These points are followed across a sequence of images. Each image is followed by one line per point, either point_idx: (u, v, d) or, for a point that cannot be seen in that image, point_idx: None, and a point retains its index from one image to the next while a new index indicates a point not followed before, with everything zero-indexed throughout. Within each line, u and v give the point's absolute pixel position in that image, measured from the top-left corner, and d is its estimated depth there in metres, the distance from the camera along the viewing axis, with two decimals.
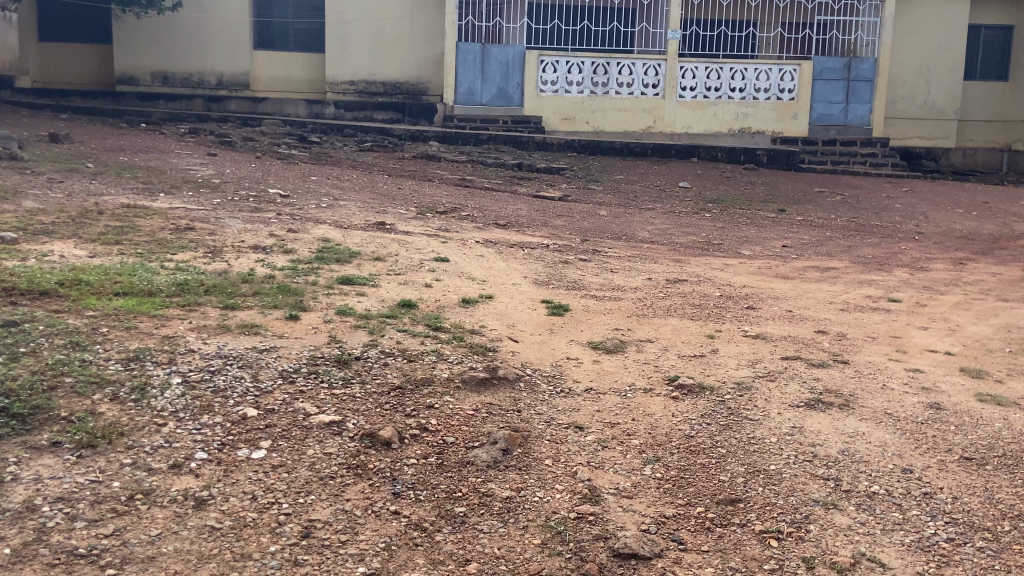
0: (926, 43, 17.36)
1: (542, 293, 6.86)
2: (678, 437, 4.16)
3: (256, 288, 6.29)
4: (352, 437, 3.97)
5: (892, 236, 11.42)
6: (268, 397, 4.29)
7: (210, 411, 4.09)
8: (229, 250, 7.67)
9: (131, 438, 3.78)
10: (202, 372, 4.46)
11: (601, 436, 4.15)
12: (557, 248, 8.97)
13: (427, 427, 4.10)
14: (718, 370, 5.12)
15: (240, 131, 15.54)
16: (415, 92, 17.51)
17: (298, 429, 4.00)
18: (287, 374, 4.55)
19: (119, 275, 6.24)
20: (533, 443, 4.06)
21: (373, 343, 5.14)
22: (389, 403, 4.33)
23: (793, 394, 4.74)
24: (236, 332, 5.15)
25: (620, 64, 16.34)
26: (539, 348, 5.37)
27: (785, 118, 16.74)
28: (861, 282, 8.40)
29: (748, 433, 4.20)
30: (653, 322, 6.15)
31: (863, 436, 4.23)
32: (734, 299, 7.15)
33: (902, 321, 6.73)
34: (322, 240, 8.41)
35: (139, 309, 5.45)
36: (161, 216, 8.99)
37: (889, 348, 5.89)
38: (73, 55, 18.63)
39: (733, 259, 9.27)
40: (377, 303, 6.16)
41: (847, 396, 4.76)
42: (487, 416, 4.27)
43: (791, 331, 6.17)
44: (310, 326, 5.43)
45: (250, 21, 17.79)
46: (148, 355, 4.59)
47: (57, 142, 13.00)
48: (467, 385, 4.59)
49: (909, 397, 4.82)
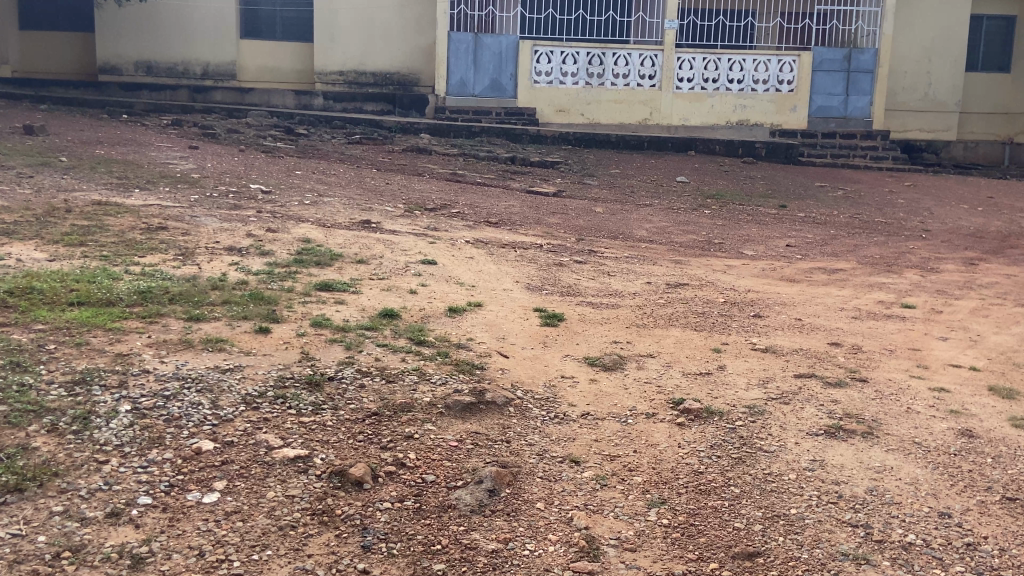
0: (927, 33, 16.91)
1: (534, 300, 6.41)
2: (686, 474, 3.72)
3: (225, 296, 5.81)
4: (319, 475, 3.53)
5: (899, 234, 10.98)
6: (228, 427, 3.83)
7: (160, 445, 3.63)
8: (202, 253, 7.19)
9: (65, 479, 3.32)
10: (155, 398, 3.98)
11: (599, 473, 3.71)
12: (551, 250, 8.51)
13: (405, 463, 3.66)
14: (727, 391, 4.67)
15: (224, 123, 15.04)
16: (406, 83, 16.98)
17: (258, 467, 3.55)
18: (251, 399, 4.08)
19: (76, 282, 5.74)
20: (524, 482, 3.62)
21: (348, 361, 4.68)
22: (363, 434, 3.88)
23: (811, 420, 4.30)
24: (198, 349, 4.68)
25: (616, 55, 15.87)
26: (531, 365, 4.92)
27: (785, 111, 16.28)
28: (871, 286, 7.97)
29: (763, 468, 3.77)
30: (654, 334, 5.70)
31: (892, 471, 3.80)
32: (739, 306, 6.71)
33: (919, 331, 6.30)
34: (302, 241, 7.94)
35: (93, 322, 4.97)
36: (132, 214, 8.49)
37: (909, 363, 5.46)
38: (54, 44, 18.08)
39: (735, 260, 8.82)
40: (356, 313, 5.69)
41: (870, 422, 4.33)
42: (472, 449, 3.83)
43: (804, 344, 5.73)
44: (282, 340, 4.97)
45: (236, 9, 17.23)
46: (97, 377, 4.11)
47: (31, 134, 12.47)
48: (451, 412, 4.14)
49: (937, 422, 4.39)
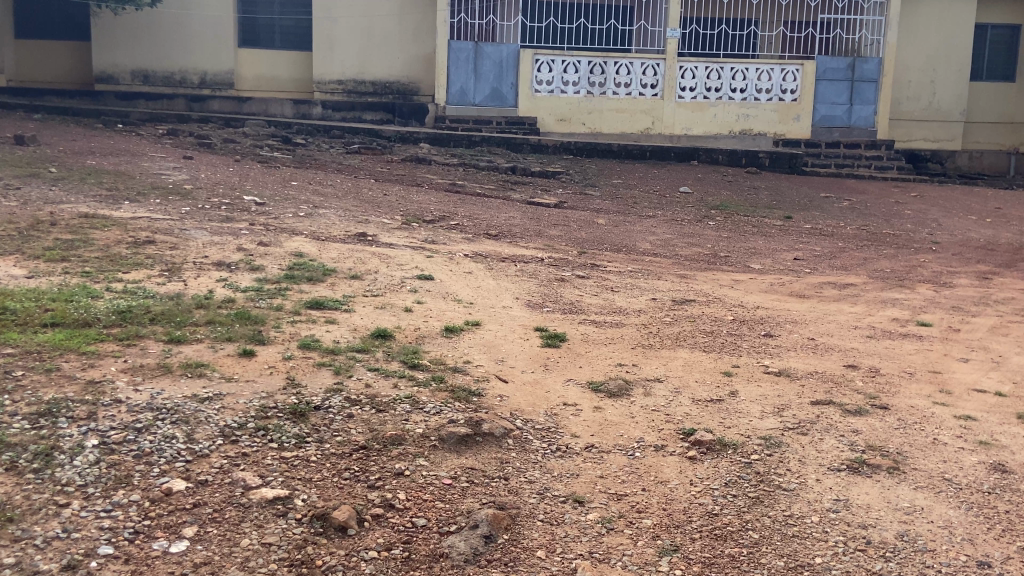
0: (933, 42, 16.64)
1: (535, 319, 6.11)
2: (700, 516, 3.44)
3: (209, 315, 5.53)
4: (299, 520, 3.25)
5: (908, 246, 10.69)
6: (202, 464, 3.54)
7: (127, 485, 3.35)
8: (189, 268, 6.93)
9: (20, 525, 3.03)
10: (126, 431, 3.69)
11: (604, 515, 3.43)
12: (552, 263, 8.23)
13: (393, 504, 3.38)
14: (740, 420, 4.37)
15: (220, 132, 14.79)
16: (405, 92, 16.72)
17: (233, 510, 3.27)
18: (229, 432, 3.78)
19: (52, 301, 5.45)
20: (523, 526, 3.35)
21: (336, 388, 4.37)
22: (349, 470, 3.60)
23: (831, 454, 4.00)
24: (176, 374, 4.38)
25: (618, 63, 15.59)
26: (531, 392, 4.61)
27: (788, 120, 16.02)
28: (883, 302, 7.69)
29: (784, 509, 3.49)
30: (660, 356, 5.40)
31: (923, 513, 3.52)
32: (748, 324, 6.43)
33: (938, 352, 6.01)
34: (294, 255, 7.65)
35: (67, 345, 4.68)
36: (119, 227, 8.23)
37: (932, 388, 5.15)
38: (51, 53, 17.87)
39: (742, 275, 8.51)
40: (347, 334, 5.39)
41: (895, 456, 4.03)
42: (467, 488, 3.54)
43: (819, 366, 5.44)
44: (267, 365, 4.67)
45: (234, 18, 16.99)
46: (65, 409, 3.81)
47: (22, 145, 12.22)
48: (446, 445, 3.85)
49: (966, 456, 4.09)
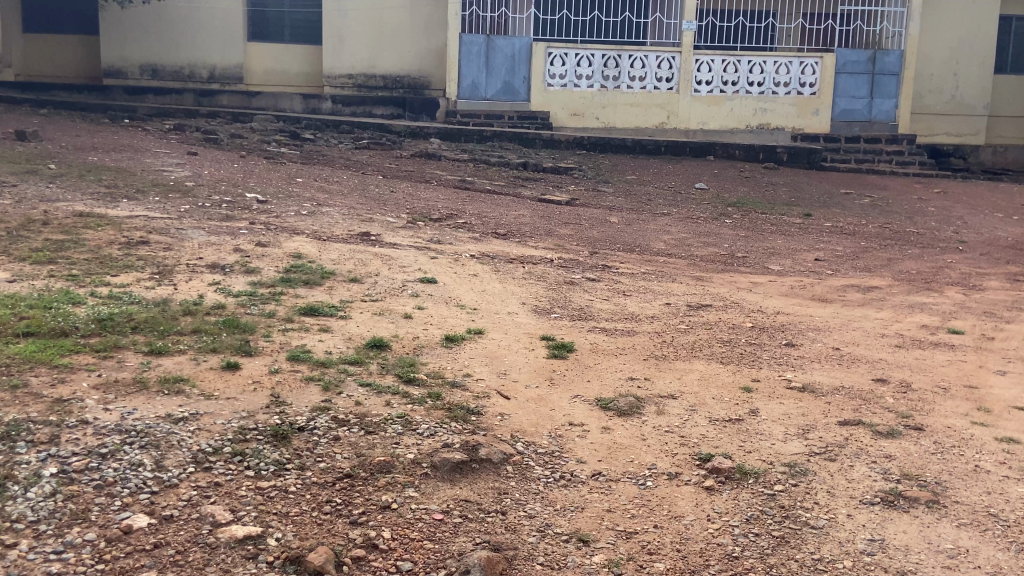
0: (955, 33, 16.13)
1: (542, 327, 5.76)
2: (718, 558, 3.11)
3: (196, 323, 5.21)
4: (271, 563, 2.95)
5: (934, 246, 10.25)
6: (169, 496, 3.22)
7: (84, 521, 3.03)
8: (182, 271, 6.62)
9: None
10: (89, 457, 3.35)
11: (611, 558, 3.10)
12: (562, 265, 7.87)
13: (377, 544, 3.07)
14: (762, 443, 4.01)
15: (227, 127, 14.52)
16: (415, 86, 16.38)
17: (198, 552, 2.96)
18: (201, 458, 3.44)
19: (29, 308, 5.14)
20: (520, 570, 3.03)
21: (323, 407, 4.04)
22: (330, 503, 3.28)
23: (863, 484, 3.64)
24: (152, 392, 4.05)
25: (632, 56, 15.19)
26: (534, 410, 4.26)
27: (808, 114, 15.54)
28: (911, 306, 7.28)
29: (812, 552, 3.15)
30: (675, 369, 5.04)
31: (968, 557, 3.17)
32: (769, 332, 6.04)
33: (973, 363, 5.61)
34: (293, 256, 7.33)
35: (39, 357, 4.38)
36: (114, 226, 7.93)
37: (969, 406, 4.76)
38: (59, 47, 17.62)
39: (761, 277, 8.13)
40: (340, 344, 5.06)
41: (934, 487, 3.66)
42: (460, 525, 3.22)
43: (844, 380, 5.06)
44: (250, 380, 4.34)
45: (242, 11, 16.70)
46: (25, 431, 3.47)
47: (23, 140, 11.97)
48: (439, 473, 3.51)
49: (1012, 486, 3.71)
